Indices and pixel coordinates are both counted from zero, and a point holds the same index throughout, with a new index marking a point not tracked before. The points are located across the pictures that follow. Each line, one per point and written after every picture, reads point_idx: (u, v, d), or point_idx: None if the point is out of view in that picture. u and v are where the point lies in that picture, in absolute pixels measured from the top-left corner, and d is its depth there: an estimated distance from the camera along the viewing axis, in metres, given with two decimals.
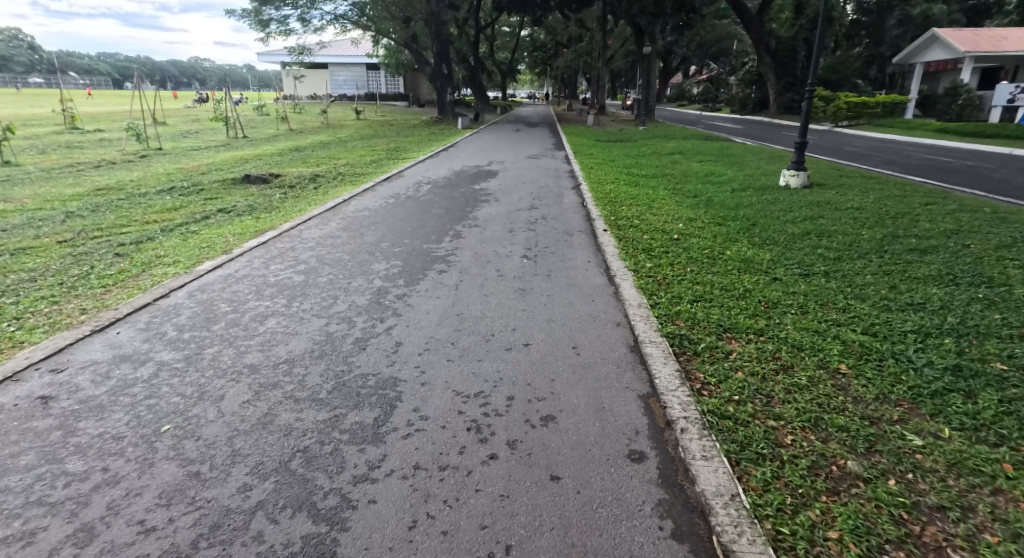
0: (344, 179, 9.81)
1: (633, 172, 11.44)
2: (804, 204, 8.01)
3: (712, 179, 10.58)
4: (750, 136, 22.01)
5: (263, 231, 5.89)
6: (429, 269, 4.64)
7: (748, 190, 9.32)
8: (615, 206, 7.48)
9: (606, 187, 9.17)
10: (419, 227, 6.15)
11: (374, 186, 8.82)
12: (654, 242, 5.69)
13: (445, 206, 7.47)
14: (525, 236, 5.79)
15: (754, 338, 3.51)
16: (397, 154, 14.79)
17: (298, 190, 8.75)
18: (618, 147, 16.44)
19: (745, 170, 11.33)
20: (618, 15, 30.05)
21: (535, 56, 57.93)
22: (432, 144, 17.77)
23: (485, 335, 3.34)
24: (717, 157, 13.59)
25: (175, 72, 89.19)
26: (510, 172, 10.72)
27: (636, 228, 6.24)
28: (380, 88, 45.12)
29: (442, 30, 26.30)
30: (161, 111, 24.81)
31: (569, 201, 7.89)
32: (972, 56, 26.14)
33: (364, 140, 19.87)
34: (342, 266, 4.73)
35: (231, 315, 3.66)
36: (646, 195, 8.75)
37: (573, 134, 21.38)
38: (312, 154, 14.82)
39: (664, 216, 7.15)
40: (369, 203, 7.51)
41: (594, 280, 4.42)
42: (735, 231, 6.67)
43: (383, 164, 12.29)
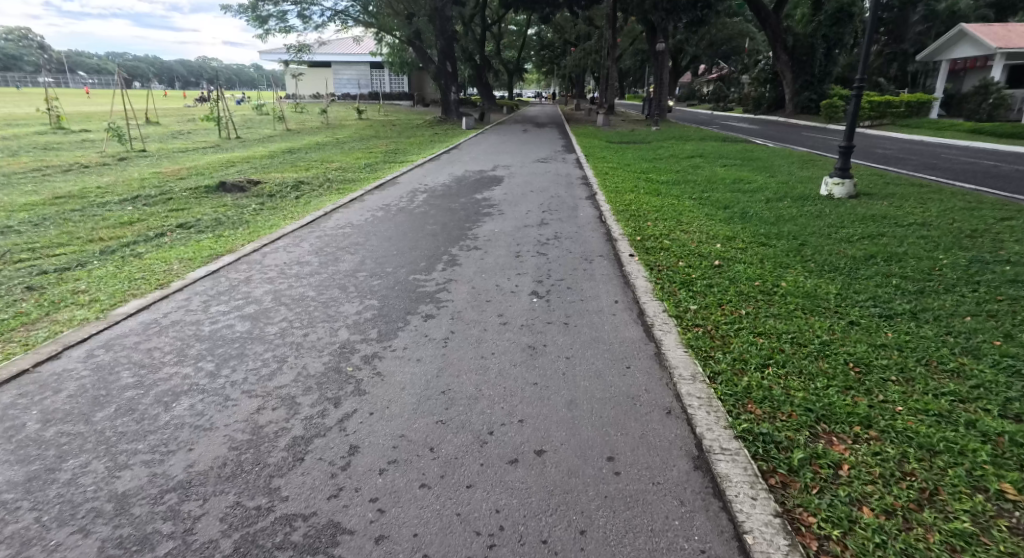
0: (332, 187, 8.82)
1: (652, 178, 10.44)
2: (856, 218, 6.97)
3: (742, 187, 9.52)
4: (770, 138, 20.96)
5: (219, 256, 4.90)
6: (410, 313, 3.63)
7: (785, 200, 8.29)
8: (639, 221, 6.48)
9: (626, 196, 8.17)
10: (408, 251, 5.12)
11: (363, 196, 7.85)
12: (693, 272, 4.66)
13: (441, 221, 6.45)
14: (535, 263, 4.76)
15: (864, 434, 2.47)
16: (396, 157, 13.80)
17: (277, 201, 7.75)
18: (632, 149, 15.36)
19: (777, 176, 10.33)
20: (629, 11, 28.95)
21: (543, 55, 56.88)
22: (434, 146, 16.79)
23: (480, 434, 2.34)
24: (742, 160, 12.53)
25: (183, 72, 89.25)
26: (517, 179, 9.72)
27: (667, 252, 5.22)
28: (383, 87, 44.28)
29: (447, 26, 25.34)
30: (155, 111, 24.00)
31: (585, 215, 6.88)
32: (1002, 53, 24.89)
33: (364, 141, 18.91)
34: (303, 308, 3.72)
35: (129, 390, 2.64)
36: (671, 206, 7.75)
37: (583, 135, 20.48)
38: (305, 157, 13.85)
39: (696, 234, 6.13)
40: (353, 216, 6.53)
41: (627, 332, 3.39)
42: (783, 253, 5.63)
43: (379, 169, 11.32)
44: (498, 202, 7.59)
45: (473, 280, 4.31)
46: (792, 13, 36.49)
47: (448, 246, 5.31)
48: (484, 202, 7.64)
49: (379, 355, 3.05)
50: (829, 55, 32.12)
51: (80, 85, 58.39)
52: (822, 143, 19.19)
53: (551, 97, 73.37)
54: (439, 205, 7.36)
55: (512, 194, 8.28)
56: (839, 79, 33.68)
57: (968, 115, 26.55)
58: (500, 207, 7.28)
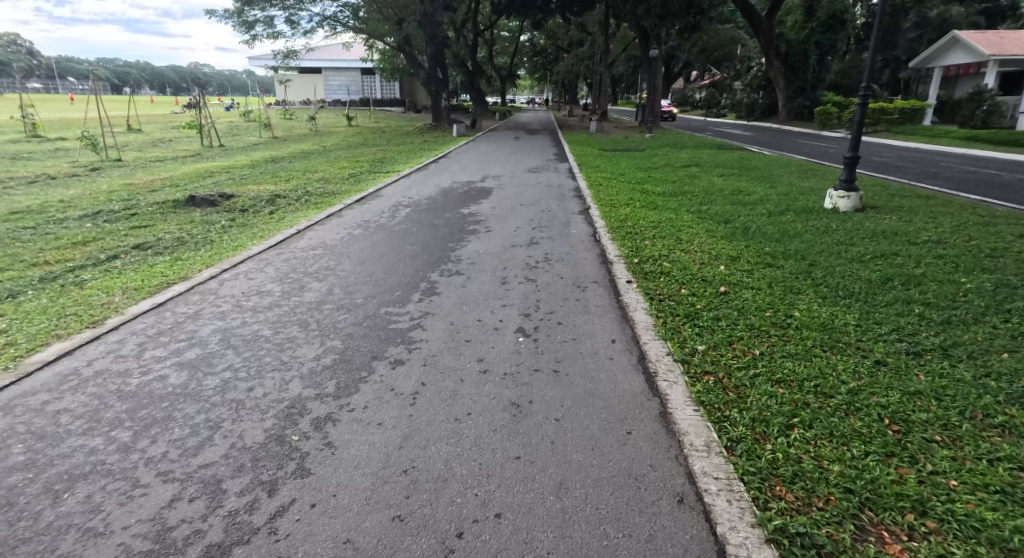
0: (311, 200, 8.33)
1: (647, 189, 10.05)
2: (865, 234, 6.57)
3: (741, 199, 9.14)
4: (766, 145, 20.69)
5: (171, 284, 4.41)
6: (376, 359, 3.16)
7: (787, 214, 7.91)
8: (635, 239, 6.06)
9: (620, 210, 7.75)
10: (383, 279, 4.62)
11: (342, 211, 7.37)
12: (697, 302, 4.20)
13: (424, 239, 5.97)
14: (522, 290, 4.31)
15: (922, 525, 2.01)
16: (382, 167, 13.33)
17: (249, 217, 7.26)
18: (626, 158, 14.98)
19: (777, 187, 9.96)
20: (622, 17, 28.74)
21: (536, 62, 56.74)
22: (422, 155, 16.33)
23: (446, 538, 1.86)
24: (740, 170, 12.18)
25: (173, 78, 88.54)
26: (506, 191, 9.27)
27: (667, 276, 4.77)
28: (374, 93, 43.88)
29: (437, 32, 24.95)
30: (138, 118, 23.43)
31: (578, 231, 6.45)
32: (996, 59, 24.81)
33: (351, 149, 18.46)
34: (254, 352, 3.23)
35: (15, 473, 2.15)
36: (667, 221, 7.34)
37: (577, 142, 20.13)
38: (288, 167, 13.36)
39: (697, 253, 5.70)
40: (328, 235, 6.05)
41: (626, 383, 2.92)
42: (791, 276, 5.20)
43: (363, 180, 10.85)
44: (486, 218, 7.12)
45: (452, 313, 3.85)
46: (784, 20, 36.45)
47: (428, 270, 4.83)
48: (470, 217, 7.17)
49: (334, 419, 2.57)
50: (822, 62, 31.98)
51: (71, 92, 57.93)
52: (817, 151, 18.95)
53: (544, 103, 73.29)
54: (422, 222, 6.88)
55: (502, 208, 7.81)
56: (832, 86, 33.61)
57: (962, 121, 26.47)
58: (487, 223, 6.80)
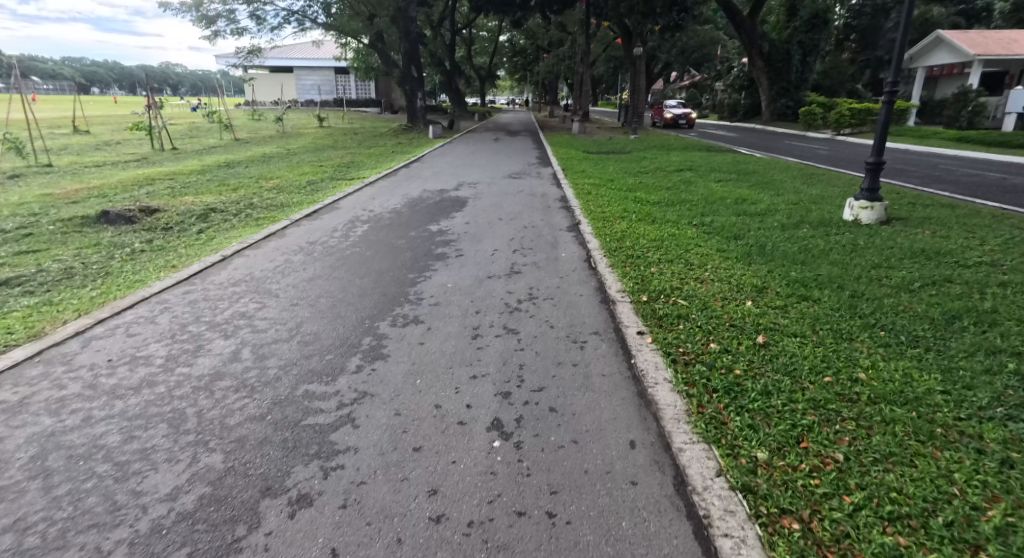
0: (251, 215, 7.12)
1: (639, 198, 9.09)
2: (901, 254, 5.62)
3: (747, 209, 8.21)
4: (755, 147, 20.01)
5: (13, 346, 3.19)
6: (267, 497, 2.01)
7: (802, 228, 6.98)
8: (638, 263, 5.01)
9: (614, 224, 6.75)
10: (313, 335, 3.44)
11: (284, 231, 6.20)
12: (734, 364, 3.13)
13: (378, 270, 4.81)
14: (501, 352, 3.20)
15: None
16: (348, 172, 12.13)
17: (170, 237, 6.04)
18: (613, 161, 14.02)
19: (783, 194, 9.08)
20: (603, 15, 27.87)
21: (515, 61, 55.70)
22: (393, 158, 15.19)
23: None
24: (736, 174, 11.29)
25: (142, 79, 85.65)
26: (483, 202, 8.21)
27: (687, 322, 3.71)
28: (349, 93, 42.46)
29: (411, 28, 23.74)
30: (87, 119, 21.78)
31: (569, 253, 5.39)
32: (981, 59, 24.48)
33: (316, 153, 17.17)
34: (73, 484, 2.04)
35: None
36: (669, 237, 6.36)
37: (560, 144, 19.16)
38: (241, 173, 12.08)
39: (715, 283, 4.67)
40: (259, 265, 4.87)
41: (663, 542, 1.83)
42: (834, 313, 4.20)
43: (322, 189, 9.63)
44: (459, 237, 5.99)
45: (401, 396, 2.71)
46: (766, 19, 35.98)
47: (377, 320, 3.68)
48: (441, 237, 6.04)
49: None
50: (805, 62, 31.50)
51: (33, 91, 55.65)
52: (808, 153, 18.25)
53: (524, 104, 72.47)
54: (381, 245, 5.71)
55: (480, 224, 6.68)
56: (814, 87, 33.21)
57: (947, 122, 26.16)
58: (459, 245, 5.67)
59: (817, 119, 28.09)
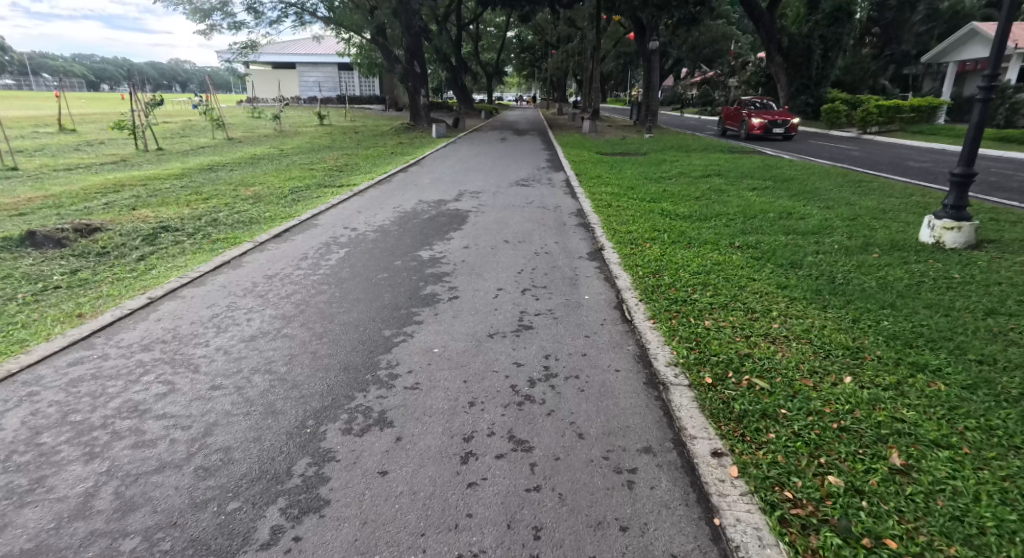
0: (210, 235, 6.00)
1: (665, 212, 7.92)
2: (1019, 297, 4.43)
3: (795, 226, 7.08)
4: (781, 148, 18.80)
5: None
6: None
7: (871, 256, 5.81)
8: (685, 314, 3.85)
9: (643, 248, 5.60)
10: (223, 454, 2.27)
11: (242, 260, 5.09)
12: (881, 528, 1.93)
13: (346, 324, 3.65)
14: (505, 499, 2.04)
15: None
16: (339, 177, 11.00)
17: (99, 266, 4.91)
18: (631, 164, 12.92)
19: (834, 206, 7.94)
20: (615, 9, 26.63)
21: (523, 57, 54.34)
22: (391, 160, 14.13)
23: None
24: (772, 181, 10.14)
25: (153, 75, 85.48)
26: (487, 218, 7.12)
27: (779, 427, 2.53)
28: (352, 90, 41.51)
29: (413, 21, 22.61)
30: (74, 118, 20.82)
31: (596, 296, 4.23)
32: (1019, 53, 23.37)
33: (310, 154, 16.10)
34: None
35: None
36: (714, 267, 5.20)
37: (570, 144, 18.08)
38: (222, 178, 11.03)
39: (793, 347, 3.50)
40: (192, 315, 3.76)
41: None
42: (972, 395, 3.03)
43: (306, 200, 8.51)
44: (456, 271, 4.83)
45: None
46: (784, 13, 34.43)
47: (326, 423, 2.52)
48: (435, 269, 4.90)
49: None
50: (827, 57, 30.02)
51: (43, 89, 55.71)
52: (840, 154, 16.91)
53: (533, 100, 71.42)
54: (360, 281, 4.55)
55: (482, 250, 5.52)
56: (836, 83, 31.78)
57: None
58: (453, 283, 4.52)
59: (841, 117, 26.68)
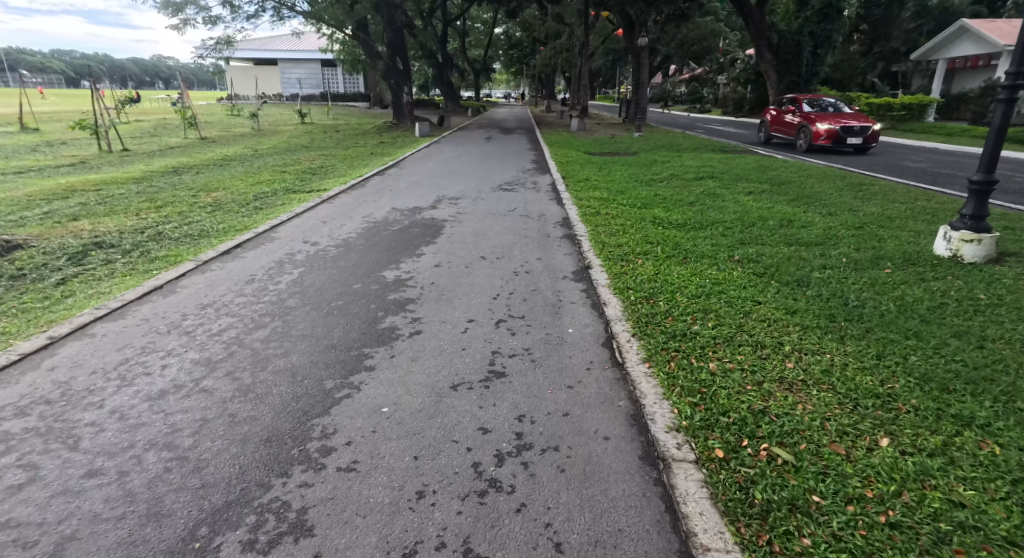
0: (149, 252, 5.35)
1: (658, 220, 7.37)
2: None
3: (797, 235, 6.59)
4: (772, 147, 18.42)
5: None
6: None
7: (883, 272, 5.31)
8: (686, 355, 3.29)
9: (635, 266, 5.03)
10: None
11: (178, 284, 4.46)
12: None
13: (281, 373, 3.04)
14: None
15: None
16: (310, 181, 10.34)
17: (6, 292, 4.24)
18: (620, 165, 12.43)
19: (836, 214, 7.47)
20: (603, 5, 26.14)
21: (511, 54, 53.69)
22: (368, 161, 13.47)
23: None
24: (768, 185, 9.69)
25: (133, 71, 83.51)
26: (465, 229, 6.53)
27: (817, 528, 1.96)
28: (336, 87, 40.64)
29: (396, 16, 21.91)
30: (38, 117, 19.86)
31: (582, 330, 3.65)
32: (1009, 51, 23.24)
33: (285, 155, 15.39)
34: None
35: None
36: (714, 289, 4.64)
37: (558, 144, 17.55)
38: (184, 182, 10.32)
39: (814, 397, 2.95)
40: (96, 360, 3.15)
41: None
42: None
43: (269, 208, 7.86)
44: (422, 297, 4.24)
45: None
46: (774, 9, 34.13)
47: (223, 532, 1.91)
48: (398, 295, 4.30)
49: None
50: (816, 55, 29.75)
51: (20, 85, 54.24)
52: (836, 155, 16.43)
53: (522, 96, 70.73)
54: (309, 312, 3.94)
55: (456, 270, 4.93)
56: (825, 80, 31.57)
57: (971, 118, 24.46)
58: (416, 313, 3.91)
59: None
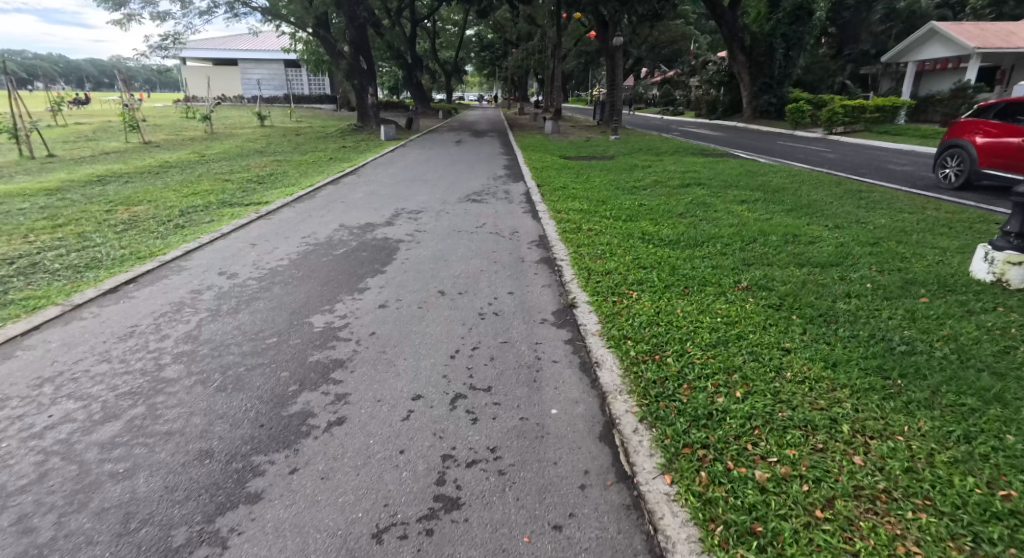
0: (8, 291, 4.16)
1: (647, 237, 6.46)
2: None
3: (806, 255, 5.76)
4: (752, 150, 17.91)
5: None
6: None
7: (918, 302, 4.47)
8: (720, 455, 2.31)
9: (630, 304, 4.05)
10: None
11: (23, 343, 3.31)
12: None
13: (105, 517, 1.94)
14: None
15: None
16: (252, 193, 9.12)
17: None
18: (599, 171, 11.58)
19: (843, 227, 6.67)
20: (576, 5, 25.41)
21: (483, 56, 52.78)
22: (323, 168, 12.28)
23: None
24: (760, 193, 8.92)
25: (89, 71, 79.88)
26: (424, 251, 5.49)
27: None
28: (301, 89, 39.12)
29: (358, 13, 20.69)
30: None
31: (570, 413, 2.65)
32: (980, 52, 23.25)
33: (233, 161, 14.08)
34: None
35: None
36: (729, 333, 3.71)
37: (532, 147, 16.63)
38: (102, 195, 8.99)
39: (915, 528, 2.00)
40: None
41: None
42: None
43: (192, 226, 6.65)
44: (355, 360, 3.17)
45: None
46: (746, 11, 34.00)
47: None
48: (323, 357, 3.21)
49: None
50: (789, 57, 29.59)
51: None
52: None
53: (494, 99, 69.90)
54: (192, 389, 2.82)
55: (405, 313, 3.87)
56: (797, 82, 31.48)
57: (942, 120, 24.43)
58: (343, 389, 2.84)
59: (805, 117, 26.20)
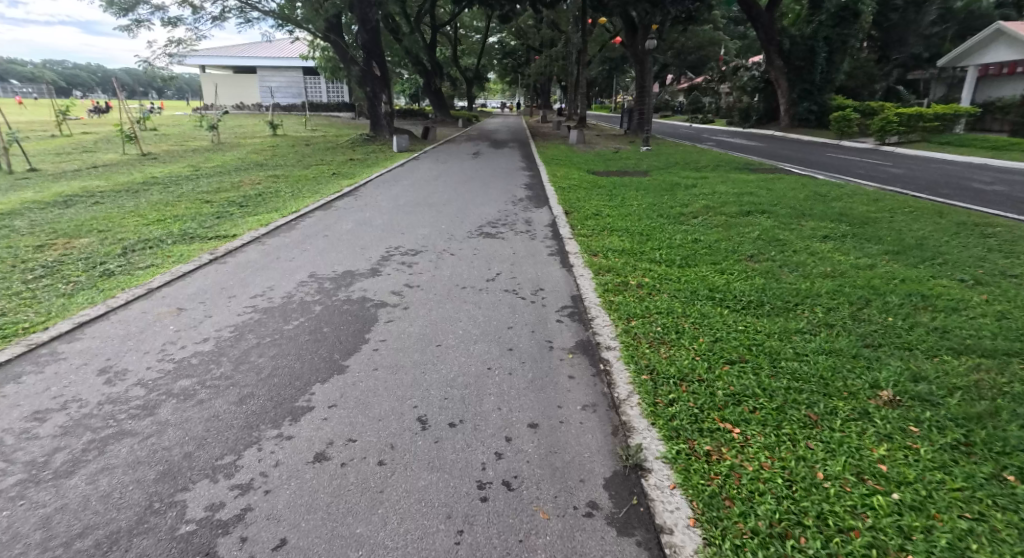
0: None
1: (718, 296, 4.76)
2: None
3: (960, 335, 3.99)
4: (804, 164, 15.97)
5: None
6: None
7: None
8: None
9: (738, 466, 2.37)
10: None
11: None
12: None
13: None
14: None
15: None
16: (225, 220, 7.68)
17: None
18: (634, 191, 9.92)
19: (991, 286, 4.86)
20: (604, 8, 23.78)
21: (506, 62, 51.57)
22: (321, 185, 10.90)
23: None
24: (845, 225, 7.14)
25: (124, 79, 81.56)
26: (413, 326, 3.88)
27: None
28: (320, 96, 38.29)
29: (371, 16, 19.33)
30: None
31: None
32: None
33: (228, 175, 12.78)
34: None
35: None
36: (940, 548, 2.00)
37: (557, 160, 15.03)
38: (55, 220, 7.65)
39: None
40: None
41: None
42: None
43: (125, 272, 5.19)
44: None
45: None
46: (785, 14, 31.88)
47: None
48: None
49: None
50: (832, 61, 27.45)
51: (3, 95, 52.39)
52: None
53: (516, 106, 68.70)
54: None
55: (353, 484, 2.26)
56: (841, 88, 29.27)
57: (1011, 130, 21.98)
58: None
59: (853, 127, 23.95)
